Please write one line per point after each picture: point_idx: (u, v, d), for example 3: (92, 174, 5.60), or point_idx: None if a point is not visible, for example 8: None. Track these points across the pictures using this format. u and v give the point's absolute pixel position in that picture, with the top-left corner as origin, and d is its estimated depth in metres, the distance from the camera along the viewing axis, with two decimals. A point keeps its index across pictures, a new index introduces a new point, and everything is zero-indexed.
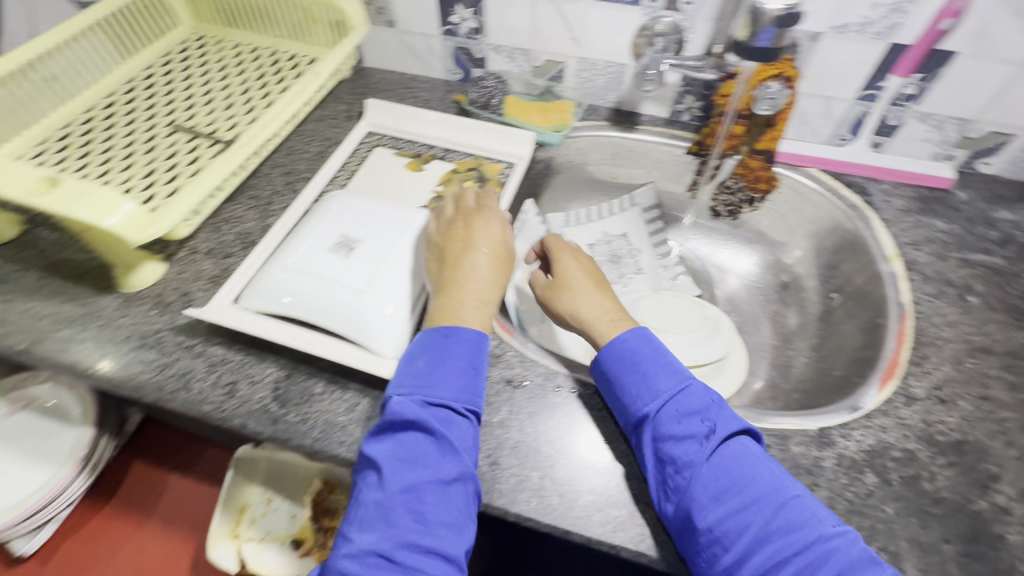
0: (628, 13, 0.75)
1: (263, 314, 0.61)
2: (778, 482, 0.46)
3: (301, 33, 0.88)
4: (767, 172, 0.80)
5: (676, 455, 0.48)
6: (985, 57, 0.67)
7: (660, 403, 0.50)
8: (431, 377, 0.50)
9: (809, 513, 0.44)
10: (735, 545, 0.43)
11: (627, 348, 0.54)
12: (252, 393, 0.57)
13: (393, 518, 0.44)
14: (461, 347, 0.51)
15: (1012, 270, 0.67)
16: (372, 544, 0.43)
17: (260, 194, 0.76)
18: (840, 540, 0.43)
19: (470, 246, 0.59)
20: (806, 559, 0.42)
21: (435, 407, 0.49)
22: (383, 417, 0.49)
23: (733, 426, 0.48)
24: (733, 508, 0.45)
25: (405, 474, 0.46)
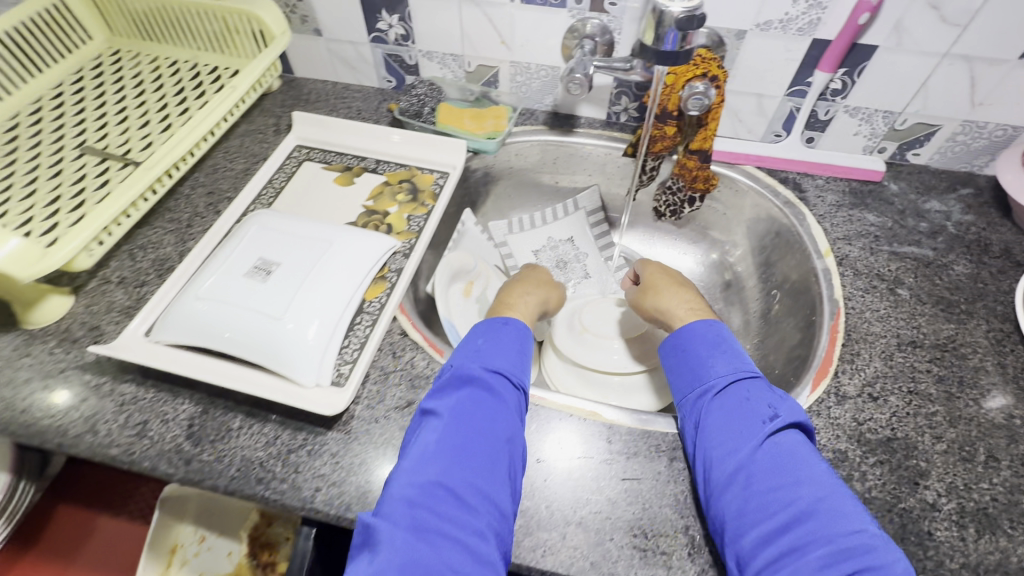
0: (555, 15, 0.73)
1: (177, 347, 0.58)
2: (833, 478, 0.45)
3: (221, 44, 0.84)
4: (705, 172, 0.76)
5: (731, 424, 0.49)
6: (905, 50, 0.67)
7: (732, 378, 0.52)
8: (491, 351, 0.54)
9: (856, 510, 0.43)
10: (777, 516, 0.43)
11: (709, 332, 0.58)
12: (164, 432, 0.54)
13: (456, 458, 0.45)
14: (512, 333, 0.57)
15: (941, 261, 0.68)
16: (436, 477, 0.44)
17: (180, 216, 0.72)
18: (881, 540, 0.41)
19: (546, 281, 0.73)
20: (844, 545, 0.40)
21: (497, 374, 0.52)
22: (455, 374, 0.52)
23: (798, 415, 0.49)
24: (787, 482, 0.44)
25: (474, 422, 0.48)
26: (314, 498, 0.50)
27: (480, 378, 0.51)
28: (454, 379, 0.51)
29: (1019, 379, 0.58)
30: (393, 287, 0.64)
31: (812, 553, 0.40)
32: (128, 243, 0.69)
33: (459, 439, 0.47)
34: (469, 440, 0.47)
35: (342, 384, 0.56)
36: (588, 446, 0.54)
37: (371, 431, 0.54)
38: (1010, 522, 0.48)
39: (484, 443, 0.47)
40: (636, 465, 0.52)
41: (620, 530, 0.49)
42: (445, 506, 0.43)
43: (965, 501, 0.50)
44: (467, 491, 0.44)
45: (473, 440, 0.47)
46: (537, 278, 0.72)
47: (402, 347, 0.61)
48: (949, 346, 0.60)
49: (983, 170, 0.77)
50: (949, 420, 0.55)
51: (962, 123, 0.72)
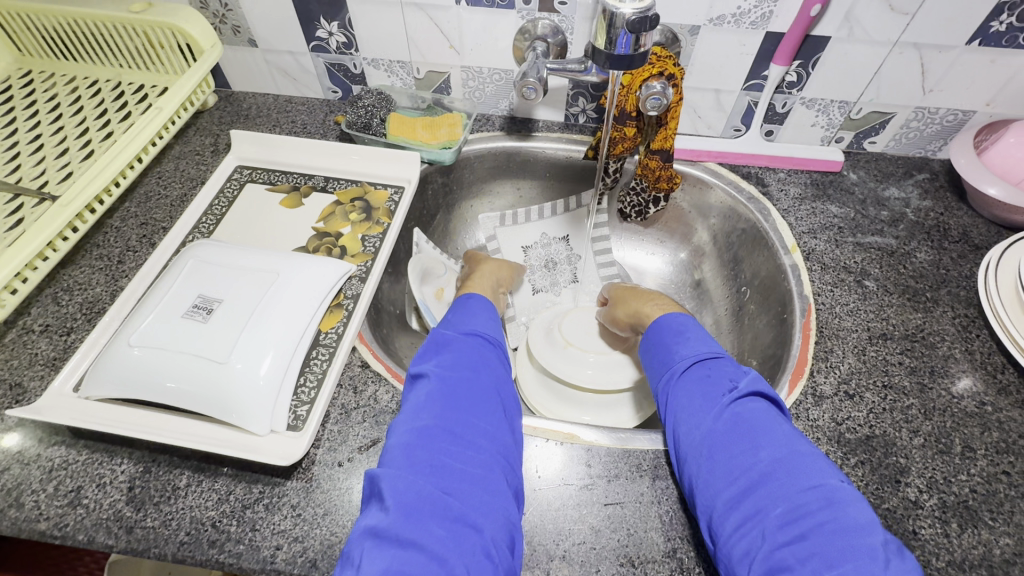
0: (504, 16, 0.70)
1: (111, 402, 0.52)
2: (794, 438, 0.44)
3: (146, 60, 0.78)
4: (668, 171, 0.74)
5: (691, 401, 0.49)
6: (857, 40, 0.66)
7: (693, 359, 0.53)
8: (469, 319, 0.57)
9: (819, 467, 0.42)
10: (738, 479, 0.43)
11: (675, 322, 0.59)
12: (101, 498, 0.49)
13: (448, 402, 0.46)
14: (484, 306, 0.60)
15: (904, 250, 0.68)
16: (432, 420, 0.45)
17: (110, 252, 0.66)
18: (846, 496, 0.40)
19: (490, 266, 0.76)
20: (805, 502, 0.40)
21: (479, 336, 0.55)
22: (425, 350, 0.53)
23: (758, 385, 0.49)
24: (747, 447, 0.44)
25: (462, 371, 0.49)
26: (275, 557, 0.46)
27: (462, 340, 0.53)
28: (437, 344, 0.53)
29: (987, 364, 0.58)
30: (350, 316, 0.60)
31: (773, 512, 0.40)
32: (52, 286, 0.63)
33: (448, 387, 0.48)
34: (460, 384, 0.48)
35: (299, 428, 0.51)
36: (567, 472, 0.51)
37: (334, 476, 0.50)
38: (990, 513, 0.48)
39: (474, 391, 0.48)
40: (617, 488, 0.50)
41: (606, 560, 0.46)
42: (446, 443, 0.43)
43: (946, 495, 0.49)
44: (463, 428, 0.45)
45: (463, 384, 0.48)
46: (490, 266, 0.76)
47: (364, 381, 0.57)
48: (918, 335, 0.60)
49: (937, 155, 0.78)
50: (924, 412, 0.54)
51: (915, 109, 0.73)
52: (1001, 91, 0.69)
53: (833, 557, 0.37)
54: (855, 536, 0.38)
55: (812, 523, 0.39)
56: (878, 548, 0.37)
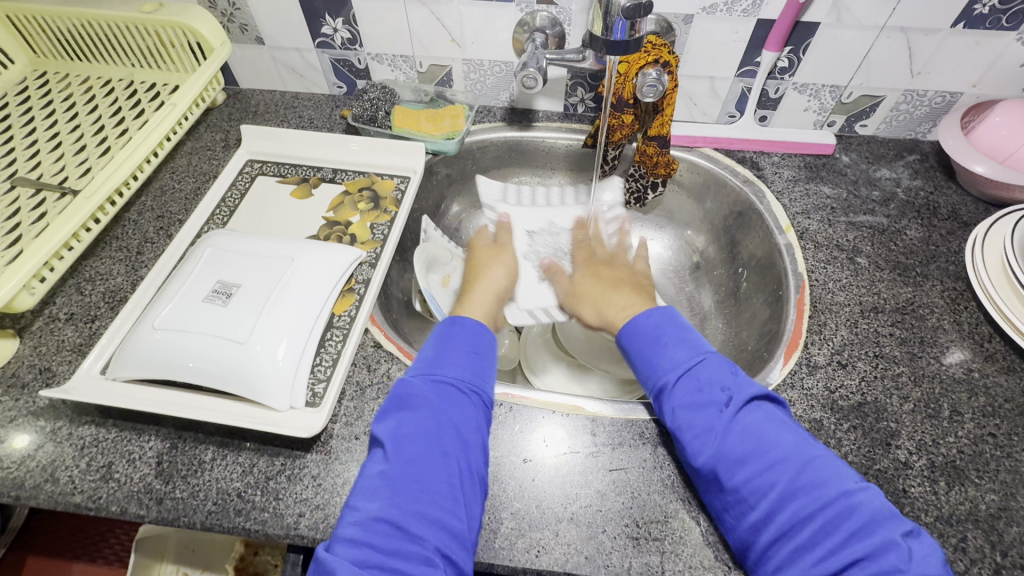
0: (503, 9, 0.72)
1: (138, 382, 0.55)
2: (802, 446, 0.46)
3: (157, 59, 0.80)
4: (666, 157, 0.76)
5: (695, 421, 0.48)
6: (846, 25, 0.69)
7: (679, 373, 0.51)
8: (438, 358, 0.53)
9: (832, 470, 0.44)
10: (760, 504, 0.44)
11: (647, 325, 0.56)
12: (132, 472, 0.51)
13: (400, 486, 0.44)
14: (462, 331, 0.55)
15: (896, 228, 0.70)
16: (377, 511, 0.43)
17: (129, 244, 0.69)
18: (862, 495, 0.42)
19: (499, 262, 0.71)
20: (829, 514, 0.42)
21: (445, 384, 0.50)
22: (393, 397, 0.50)
23: (752, 392, 0.49)
24: (761, 469, 0.45)
25: (415, 446, 0.46)
26: (298, 524, 0.48)
27: (425, 393, 0.50)
28: (400, 398, 0.50)
29: (975, 334, 0.60)
30: (362, 299, 0.62)
31: (805, 530, 0.42)
32: (74, 277, 0.65)
33: (401, 464, 0.45)
34: (413, 465, 0.45)
35: (317, 404, 0.54)
36: (573, 441, 0.54)
37: (352, 448, 0.53)
38: (977, 471, 0.51)
39: (427, 467, 0.45)
40: (621, 455, 0.53)
41: (611, 522, 0.49)
42: (390, 540, 0.42)
43: (935, 456, 0.51)
44: (410, 521, 0.43)
45: (419, 461, 0.46)
46: (493, 267, 0.70)
47: (377, 359, 0.60)
48: (909, 308, 0.63)
49: (927, 136, 0.81)
50: (914, 379, 0.57)
51: (904, 92, 0.75)
52: (986, 72, 0.71)
53: (866, 563, 0.39)
54: (878, 528, 0.40)
55: (842, 535, 0.41)
56: (898, 535, 0.40)
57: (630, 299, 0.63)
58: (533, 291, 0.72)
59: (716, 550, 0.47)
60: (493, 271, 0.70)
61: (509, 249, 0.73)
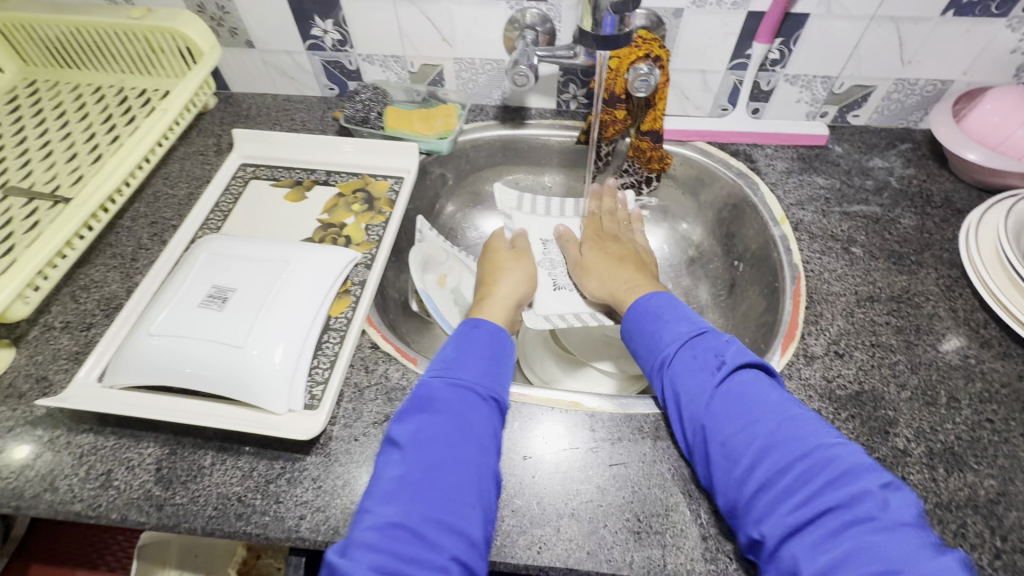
0: (493, 7, 0.72)
1: (136, 389, 0.55)
2: (786, 404, 0.46)
3: (147, 65, 0.80)
4: (659, 151, 0.76)
5: (687, 385, 0.49)
6: (835, 16, 0.69)
7: (679, 343, 0.53)
8: (457, 361, 0.53)
9: (810, 427, 0.44)
10: (744, 458, 0.44)
11: (652, 305, 0.59)
12: (131, 479, 0.51)
13: (420, 491, 0.44)
14: (482, 335, 0.57)
15: (889, 217, 0.71)
16: (397, 516, 0.42)
17: (123, 251, 0.69)
18: (841, 449, 0.42)
19: (515, 266, 0.72)
20: (806, 465, 0.42)
21: (464, 389, 0.51)
22: (411, 402, 0.50)
23: (745, 357, 0.50)
24: (741, 425, 0.45)
25: (436, 451, 0.46)
26: (299, 526, 0.48)
27: (446, 397, 0.50)
28: (421, 401, 0.50)
29: (971, 321, 0.60)
30: (359, 301, 0.62)
31: (782, 482, 0.42)
32: (68, 285, 0.65)
33: (422, 468, 0.45)
34: (434, 469, 0.45)
35: (316, 406, 0.54)
36: (572, 437, 0.54)
37: (351, 450, 0.53)
38: (975, 457, 0.51)
39: (448, 472, 0.45)
40: (621, 450, 0.53)
41: (612, 517, 0.49)
42: (408, 547, 0.41)
43: (933, 443, 0.52)
44: (429, 528, 0.42)
45: (439, 466, 0.45)
46: (507, 274, 0.71)
47: (374, 361, 0.60)
48: (904, 297, 0.63)
49: (919, 125, 0.81)
50: (911, 367, 0.57)
51: (895, 81, 0.75)
52: (977, 60, 0.71)
53: (840, 511, 0.39)
54: (855, 479, 0.40)
55: (816, 484, 0.41)
56: (873, 485, 0.40)
57: (632, 275, 0.69)
58: (551, 299, 0.74)
59: (721, 543, 0.47)
60: (509, 275, 0.71)
61: (528, 255, 0.75)
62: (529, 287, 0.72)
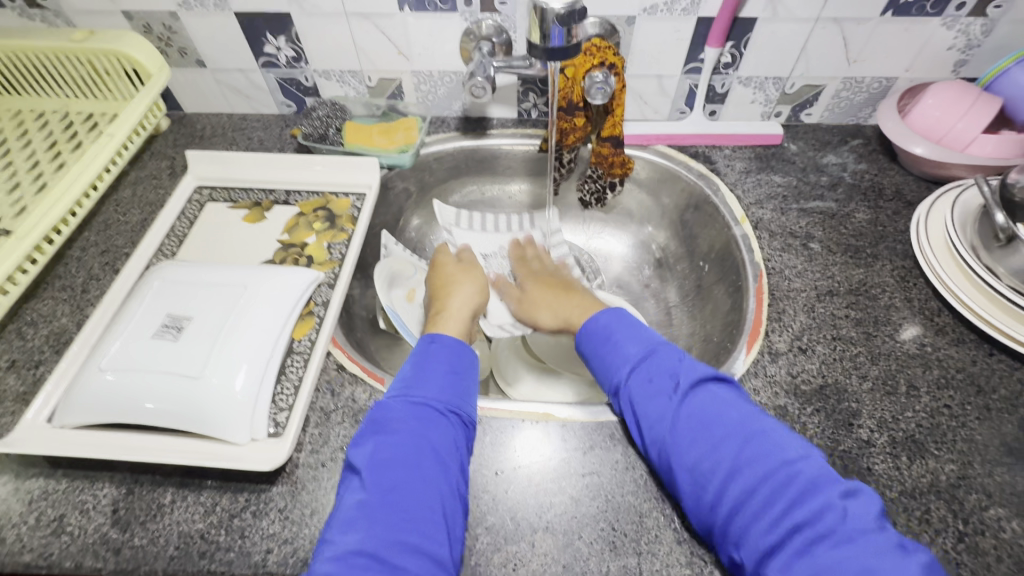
0: (447, 20, 0.72)
1: (89, 428, 0.52)
2: (746, 419, 0.46)
3: (93, 88, 0.77)
4: (621, 156, 0.77)
5: (647, 411, 0.50)
6: (782, 19, 0.70)
7: (631, 367, 0.54)
8: (417, 379, 0.53)
9: (774, 441, 0.44)
10: (713, 483, 0.44)
11: (600, 325, 0.59)
12: (85, 523, 0.49)
13: (381, 516, 0.42)
14: (441, 351, 0.56)
15: (844, 212, 0.73)
16: (358, 543, 0.41)
17: (73, 282, 0.66)
18: (802, 462, 0.43)
19: (466, 282, 0.72)
20: (772, 484, 0.42)
21: (423, 406, 0.50)
22: (369, 424, 0.49)
23: (698, 374, 0.50)
24: (706, 450, 0.45)
25: (394, 473, 0.45)
26: (266, 560, 0.47)
27: (404, 415, 0.49)
28: (377, 422, 0.49)
29: (925, 309, 0.62)
30: (323, 322, 0.61)
31: (751, 503, 0.42)
32: (14, 321, 0.62)
33: (380, 492, 0.44)
34: (395, 491, 0.44)
35: (280, 434, 0.52)
36: (544, 448, 0.53)
37: (318, 477, 0.51)
38: (935, 444, 0.52)
39: (410, 493, 0.44)
40: (593, 459, 0.52)
41: (587, 527, 0.48)
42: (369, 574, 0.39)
43: (895, 432, 0.53)
44: (392, 552, 0.41)
45: (399, 487, 0.44)
46: (459, 286, 0.71)
47: (341, 383, 0.58)
48: (862, 289, 0.64)
49: (868, 121, 0.83)
50: (871, 358, 0.58)
51: (843, 79, 0.78)
52: (917, 57, 0.74)
53: (806, 528, 0.39)
54: (817, 493, 0.41)
55: (785, 502, 0.41)
56: (835, 496, 0.40)
57: (580, 299, 0.70)
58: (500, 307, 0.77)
59: (695, 547, 0.47)
60: (464, 287, 0.71)
61: (477, 268, 0.75)
62: (483, 298, 0.72)
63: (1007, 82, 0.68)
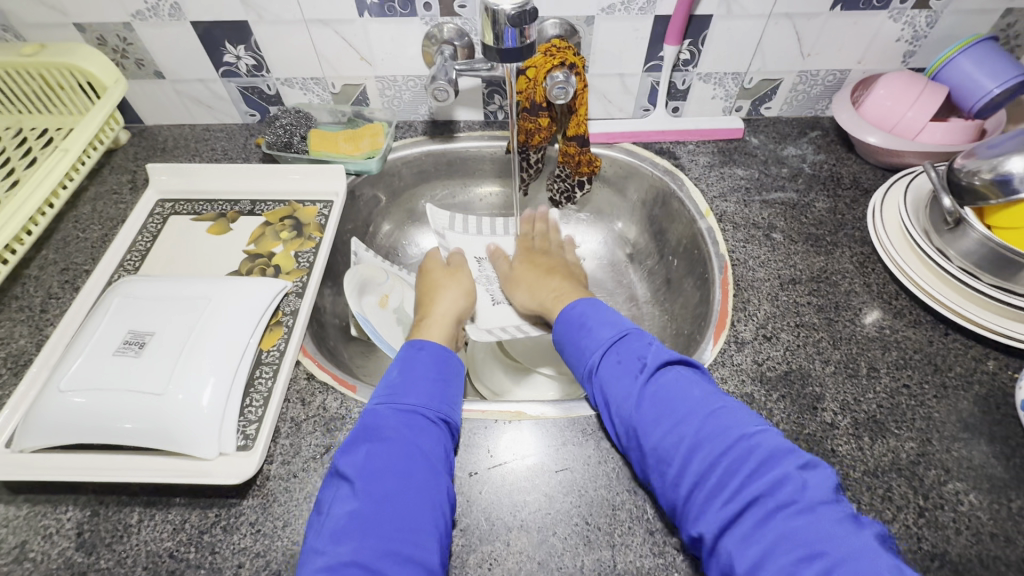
0: (408, 24, 0.72)
1: (50, 452, 0.51)
2: (709, 398, 0.47)
3: (46, 103, 0.76)
4: (588, 155, 0.78)
5: (614, 391, 0.50)
6: (736, 15, 0.72)
7: (603, 349, 0.54)
8: (403, 385, 0.52)
9: (734, 418, 0.45)
10: (675, 458, 0.45)
11: (574, 314, 0.60)
12: (49, 549, 0.47)
13: (374, 526, 0.42)
14: (427, 357, 0.56)
15: (804, 202, 0.74)
16: (350, 555, 0.40)
17: (31, 302, 0.64)
18: (760, 436, 0.44)
19: (450, 287, 0.72)
20: (732, 458, 0.43)
21: (412, 413, 0.50)
22: (358, 431, 0.49)
23: (664, 356, 0.51)
24: (669, 426, 0.46)
25: (387, 482, 0.45)
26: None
27: (394, 423, 0.49)
28: (368, 430, 0.48)
29: (884, 293, 0.64)
30: (291, 331, 0.60)
31: (712, 476, 0.43)
32: None
33: (372, 501, 0.43)
34: (388, 500, 0.44)
35: (250, 446, 0.52)
36: (518, 448, 0.53)
37: (290, 488, 0.51)
38: (896, 423, 0.54)
39: (403, 502, 0.44)
40: (567, 455, 0.53)
41: (562, 522, 0.49)
42: None
43: (857, 413, 0.54)
44: (385, 562, 0.40)
45: (391, 496, 0.44)
46: (443, 291, 0.71)
47: (311, 392, 0.58)
48: (823, 277, 0.66)
49: (826, 113, 0.86)
50: (833, 342, 0.60)
51: (799, 73, 0.80)
52: (868, 50, 0.76)
53: (766, 499, 0.40)
54: (775, 466, 0.42)
55: (744, 475, 0.42)
56: (791, 467, 0.41)
57: (559, 283, 0.70)
58: (491, 314, 0.75)
59: (669, 538, 0.48)
60: (449, 292, 0.71)
61: (464, 271, 0.75)
62: (469, 301, 0.72)
63: (954, 71, 0.70)
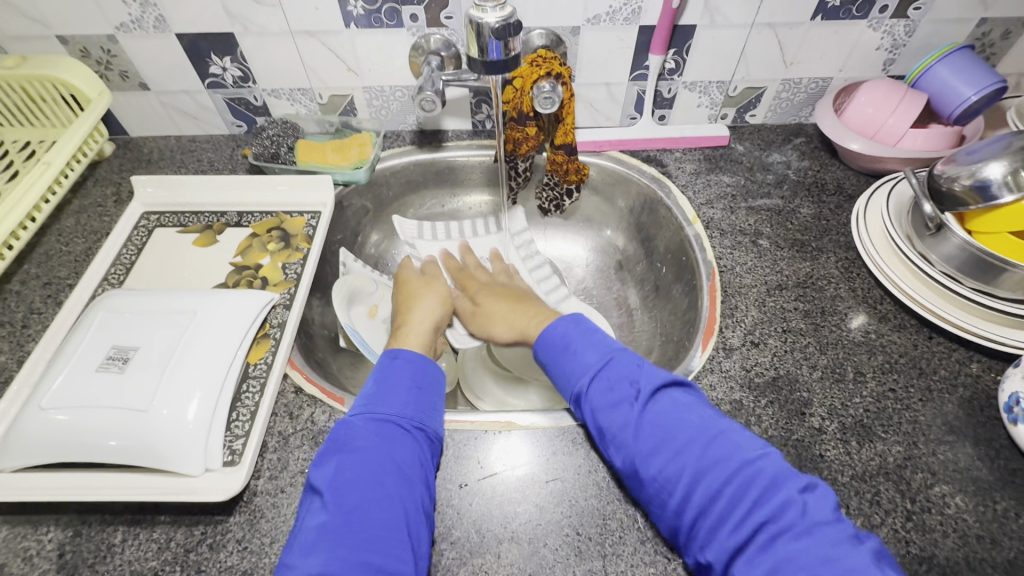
0: (394, 35, 0.72)
1: (31, 470, 0.50)
2: (705, 423, 0.47)
3: (29, 115, 0.75)
4: (575, 163, 0.78)
5: (610, 420, 0.49)
6: (720, 25, 0.73)
7: (591, 375, 0.53)
8: (378, 395, 0.52)
9: (735, 442, 0.45)
10: (677, 489, 0.44)
11: (557, 335, 0.58)
12: (28, 572, 0.46)
13: (344, 538, 0.42)
14: (404, 366, 0.56)
15: (789, 208, 0.75)
16: (320, 566, 0.40)
17: (12, 317, 0.63)
18: (761, 462, 0.43)
19: (428, 294, 0.72)
20: (735, 485, 0.42)
21: (386, 422, 0.49)
22: (331, 444, 0.48)
23: (657, 380, 0.50)
24: (670, 456, 0.45)
25: (358, 491, 0.44)
26: None
27: (367, 433, 0.48)
28: (340, 441, 0.48)
29: (869, 298, 0.65)
30: (278, 344, 0.60)
31: (717, 506, 0.42)
32: None
33: (342, 513, 0.43)
34: (359, 511, 0.43)
35: (236, 462, 0.51)
36: (507, 458, 0.53)
37: (277, 503, 0.50)
38: (882, 427, 0.54)
39: (373, 512, 0.43)
40: (556, 465, 0.53)
41: (552, 533, 0.49)
42: None
43: (845, 418, 0.55)
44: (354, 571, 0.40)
45: (360, 506, 0.44)
46: (421, 298, 0.71)
47: (299, 406, 0.57)
48: (809, 282, 0.67)
49: (809, 120, 0.87)
50: (820, 348, 0.60)
51: (782, 81, 0.81)
52: (849, 58, 0.77)
53: (770, 525, 0.40)
54: (779, 490, 0.41)
55: (748, 503, 0.41)
56: (795, 492, 0.41)
57: (536, 309, 0.68)
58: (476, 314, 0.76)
59: (659, 547, 0.47)
60: (427, 299, 0.71)
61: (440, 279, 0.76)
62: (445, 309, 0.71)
63: (933, 78, 0.71)
